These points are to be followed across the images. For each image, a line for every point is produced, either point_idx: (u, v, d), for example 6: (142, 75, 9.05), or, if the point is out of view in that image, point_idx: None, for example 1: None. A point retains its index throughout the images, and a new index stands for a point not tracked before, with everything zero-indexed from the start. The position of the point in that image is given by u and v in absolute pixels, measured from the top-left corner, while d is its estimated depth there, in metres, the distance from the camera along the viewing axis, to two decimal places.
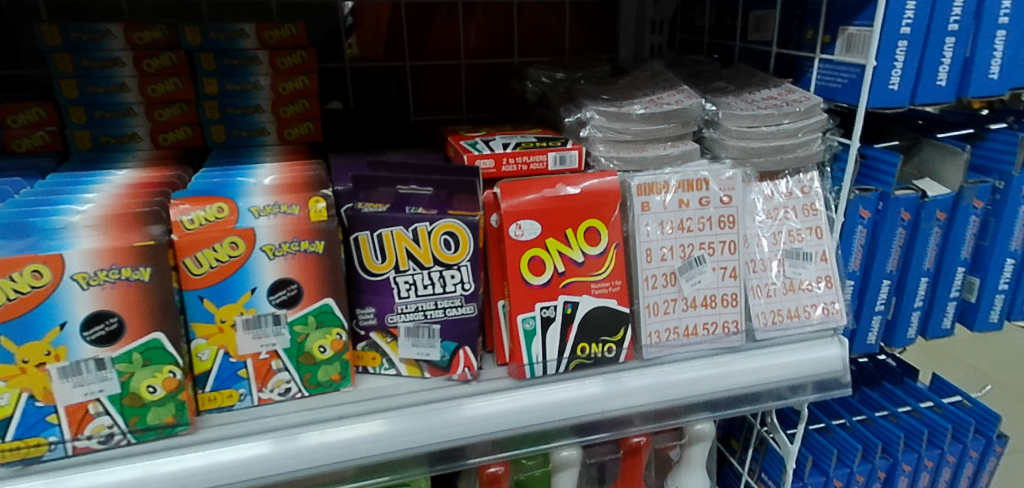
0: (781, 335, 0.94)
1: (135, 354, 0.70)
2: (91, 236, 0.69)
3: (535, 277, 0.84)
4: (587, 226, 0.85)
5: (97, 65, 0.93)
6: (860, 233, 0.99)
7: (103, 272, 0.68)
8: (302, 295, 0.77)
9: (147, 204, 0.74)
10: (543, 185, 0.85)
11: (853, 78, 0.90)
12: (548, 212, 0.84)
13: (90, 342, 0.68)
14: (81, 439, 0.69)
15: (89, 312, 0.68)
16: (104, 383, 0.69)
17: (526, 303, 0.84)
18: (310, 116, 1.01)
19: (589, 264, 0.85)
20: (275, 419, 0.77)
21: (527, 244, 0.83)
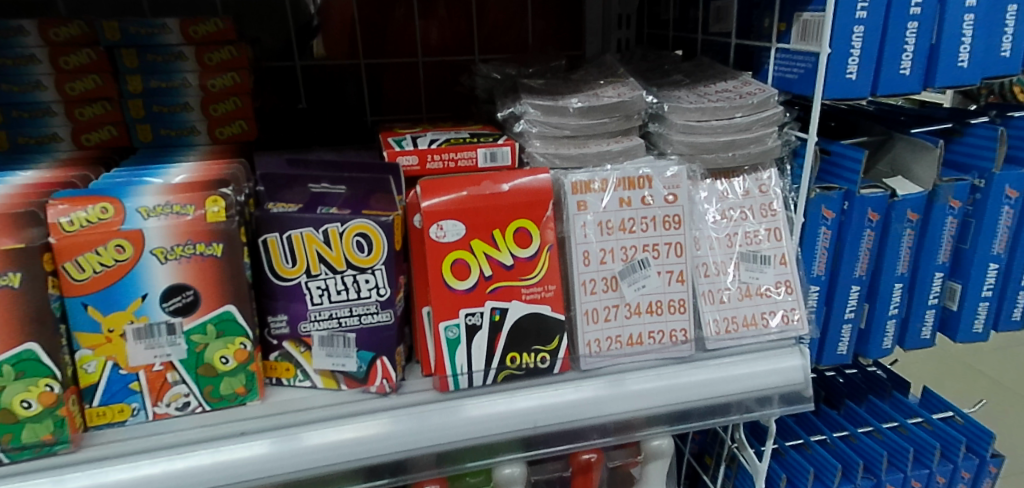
0: (736, 345, 0.86)
1: (6, 367, 0.65)
2: None
3: (460, 282, 0.77)
4: (516, 226, 0.78)
5: (10, 62, 0.82)
6: (824, 235, 0.92)
7: None
8: (199, 303, 0.70)
9: (28, 204, 0.68)
10: (468, 183, 0.77)
11: (808, 68, 0.84)
12: (472, 212, 0.76)
13: None
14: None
15: None
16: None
17: (450, 310, 0.77)
18: (244, 115, 0.89)
19: (519, 268, 0.78)
20: (170, 437, 0.71)
21: (449, 246, 0.76)
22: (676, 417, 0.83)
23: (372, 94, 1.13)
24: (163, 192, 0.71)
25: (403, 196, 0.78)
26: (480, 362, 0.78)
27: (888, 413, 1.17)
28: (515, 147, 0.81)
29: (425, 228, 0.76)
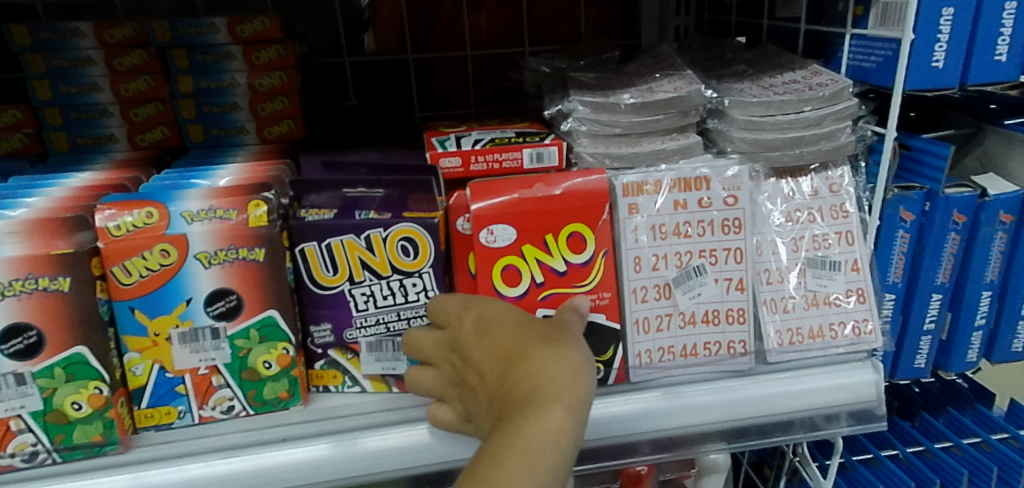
0: (799, 358, 0.80)
1: (57, 369, 0.60)
2: (13, 243, 0.59)
3: (510, 288, 0.74)
4: (570, 232, 0.74)
5: (69, 64, 0.81)
6: (901, 238, 0.85)
7: (18, 282, 0.59)
8: (242, 308, 0.64)
9: (78, 208, 0.62)
10: (520, 186, 0.74)
11: (888, 56, 0.76)
12: (523, 217, 0.73)
13: (8, 356, 0.59)
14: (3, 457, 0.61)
15: (7, 323, 0.59)
16: (25, 398, 0.60)
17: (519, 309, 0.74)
18: (292, 114, 0.86)
19: (571, 275, 0.75)
20: (214, 441, 0.65)
21: (499, 252, 0.73)
22: (735, 435, 0.79)
23: (420, 89, 1.11)
24: (209, 195, 0.64)
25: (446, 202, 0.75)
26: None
27: (970, 428, 1.08)
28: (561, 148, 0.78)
29: (473, 234, 0.73)
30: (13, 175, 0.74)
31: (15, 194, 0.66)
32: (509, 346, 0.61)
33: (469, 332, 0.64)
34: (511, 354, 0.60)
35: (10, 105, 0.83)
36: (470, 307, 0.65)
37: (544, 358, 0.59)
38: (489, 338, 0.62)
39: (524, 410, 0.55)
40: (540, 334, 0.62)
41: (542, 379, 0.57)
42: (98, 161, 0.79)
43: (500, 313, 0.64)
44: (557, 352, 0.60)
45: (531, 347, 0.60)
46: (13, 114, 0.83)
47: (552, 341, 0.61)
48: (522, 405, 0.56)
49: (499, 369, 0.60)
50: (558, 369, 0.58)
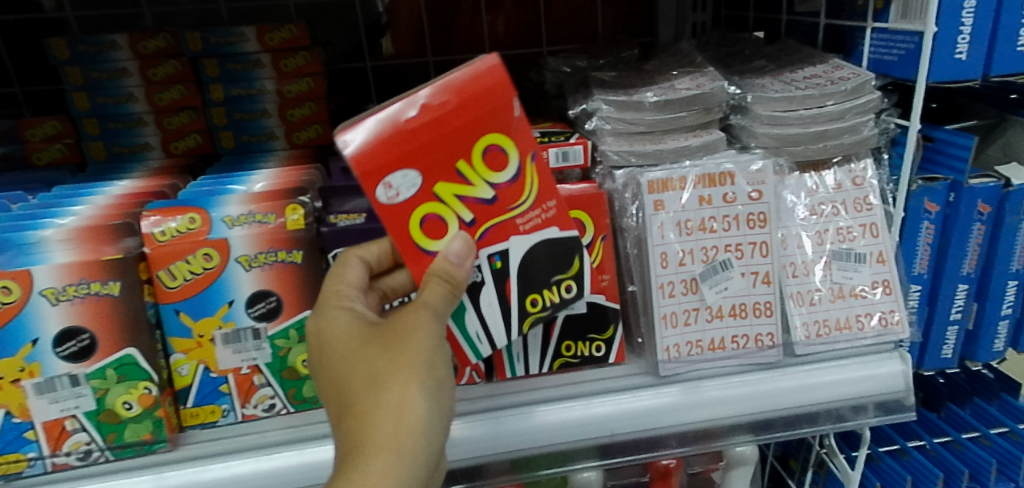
0: (828, 350, 0.81)
1: (109, 370, 0.60)
2: (65, 251, 0.60)
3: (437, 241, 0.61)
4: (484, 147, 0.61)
5: (105, 76, 0.83)
6: (926, 230, 0.86)
7: (72, 287, 0.59)
8: (283, 308, 0.64)
9: (124, 216, 0.64)
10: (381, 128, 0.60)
11: (911, 49, 0.76)
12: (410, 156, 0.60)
13: (63, 358, 0.59)
14: (58, 456, 0.60)
15: (61, 327, 0.59)
16: (79, 399, 0.60)
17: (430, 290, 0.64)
18: (320, 119, 0.87)
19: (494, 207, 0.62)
20: (257, 437, 0.65)
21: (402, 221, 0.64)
22: (761, 427, 0.80)
23: None
24: (248, 200, 0.65)
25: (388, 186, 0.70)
26: (498, 332, 0.66)
27: (996, 418, 1.08)
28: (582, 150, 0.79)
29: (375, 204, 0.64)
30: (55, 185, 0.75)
31: (61, 203, 0.67)
32: (341, 382, 0.57)
33: (314, 349, 0.60)
34: (346, 399, 0.57)
35: (51, 116, 0.85)
36: (319, 314, 0.61)
37: (372, 406, 0.55)
38: (327, 362, 0.58)
39: (345, 470, 0.53)
40: (370, 365, 0.57)
41: (367, 434, 0.54)
42: (135, 169, 0.80)
43: (340, 326, 0.59)
44: (385, 391, 0.55)
45: (359, 393, 0.56)
46: (53, 125, 0.84)
47: (380, 377, 0.56)
48: (343, 466, 0.54)
49: (336, 406, 0.57)
50: (383, 420, 0.54)
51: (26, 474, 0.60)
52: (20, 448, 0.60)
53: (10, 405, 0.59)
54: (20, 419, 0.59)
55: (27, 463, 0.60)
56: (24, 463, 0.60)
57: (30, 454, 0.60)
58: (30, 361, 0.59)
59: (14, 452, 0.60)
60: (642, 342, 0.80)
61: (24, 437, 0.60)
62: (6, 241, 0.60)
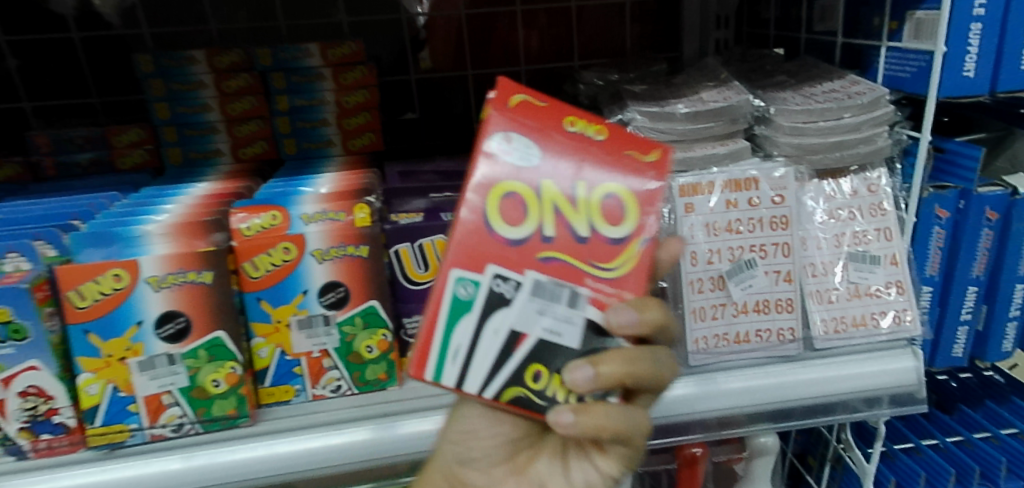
0: (845, 345, 0.87)
1: (201, 351, 0.67)
2: (165, 244, 0.67)
3: (606, 228, 0.58)
4: (503, 191, 0.58)
5: (184, 88, 0.90)
6: (937, 235, 0.92)
7: (172, 275, 0.66)
8: (349, 298, 0.71)
9: (213, 213, 0.71)
10: (552, 104, 0.61)
11: (922, 67, 0.83)
12: (561, 145, 0.59)
13: (164, 338, 0.66)
14: (156, 427, 0.67)
15: (161, 311, 0.66)
16: (175, 376, 0.67)
17: (637, 288, 0.58)
18: (373, 127, 0.94)
19: (529, 245, 0.57)
20: (326, 416, 0.72)
21: (632, 185, 0.59)
22: (781, 416, 0.86)
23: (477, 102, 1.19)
24: (319, 200, 0.72)
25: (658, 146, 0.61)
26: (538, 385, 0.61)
27: (1007, 419, 1.13)
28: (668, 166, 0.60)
29: (632, 160, 0.60)
30: (141, 187, 0.82)
31: (151, 203, 0.74)
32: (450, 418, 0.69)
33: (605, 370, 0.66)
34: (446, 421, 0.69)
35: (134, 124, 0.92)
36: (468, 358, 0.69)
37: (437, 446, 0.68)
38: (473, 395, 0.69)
39: None
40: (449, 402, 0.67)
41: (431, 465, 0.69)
42: (210, 173, 0.87)
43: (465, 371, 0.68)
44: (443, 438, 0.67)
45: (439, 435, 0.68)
46: (137, 132, 0.92)
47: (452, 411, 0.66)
48: None
49: None
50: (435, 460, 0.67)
51: (129, 442, 0.68)
52: (124, 419, 0.67)
53: (118, 380, 0.66)
54: (125, 393, 0.66)
55: (131, 432, 0.67)
56: (127, 433, 0.67)
57: (131, 425, 0.67)
58: (136, 340, 0.66)
59: (119, 423, 0.67)
60: None
61: (128, 409, 0.67)
62: (113, 234, 0.66)
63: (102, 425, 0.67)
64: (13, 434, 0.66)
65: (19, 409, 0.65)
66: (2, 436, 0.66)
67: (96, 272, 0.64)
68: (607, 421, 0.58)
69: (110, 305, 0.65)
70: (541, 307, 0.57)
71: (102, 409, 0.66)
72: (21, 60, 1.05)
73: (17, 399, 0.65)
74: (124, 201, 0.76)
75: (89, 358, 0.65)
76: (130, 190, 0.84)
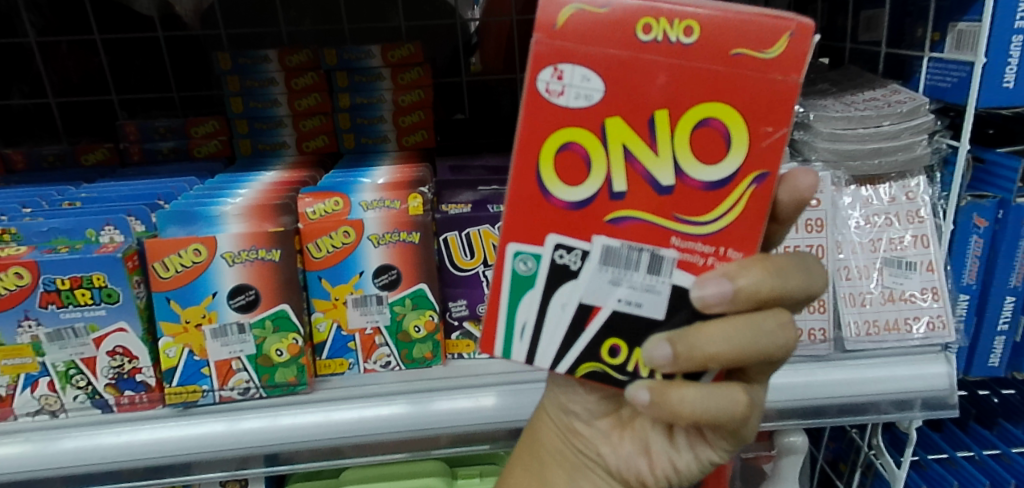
0: (876, 347, 0.89)
1: (267, 321, 0.74)
2: (239, 224, 0.74)
3: (701, 169, 0.54)
4: (562, 143, 0.54)
5: (258, 84, 0.97)
6: (975, 243, 0.93)
7: (245, 252, 0.73)
8: (400, 280, 0.76)
9: (283, 197, 0.78)
10: (617, 9, 0.52)
11: (962, 77, 0.84)
12: (633, 76, 0.52)
13: (235, 309, 0.73)
14: (225, 389, 0.74)
15: (234, 284, 0.73)
16: (244, 343, 0.74)
17: (747, 241, 0.54)
18: (426, 125, 1.00)
19: (597, 206, 0.54)
20: (376, 388, 0.77)
21: (735, 104, 0.52)
22: (813, 412, 0.87)
23: None
24: (377, 189, 0.79)
25: (787, 28, 0.51)
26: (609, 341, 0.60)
27: None
28: (797, 60, 0.51)
29: (743, 62, 0.52)
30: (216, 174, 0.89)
31: (226, 187, 0.82)
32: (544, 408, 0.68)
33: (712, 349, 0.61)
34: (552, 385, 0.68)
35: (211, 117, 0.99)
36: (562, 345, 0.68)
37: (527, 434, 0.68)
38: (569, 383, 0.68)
39: None
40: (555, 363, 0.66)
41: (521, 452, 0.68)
42: (277, 163, 0.94)
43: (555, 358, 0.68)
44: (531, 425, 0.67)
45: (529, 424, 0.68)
46: (212, 124, 0.99)
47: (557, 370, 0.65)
48: None
49: None
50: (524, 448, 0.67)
51: (201, 402, 0.75)
52: (197, 380, 0.74)
53: (194, 345, 0.73)
54: (199, 357, 0.73)
55: (202, 393, 0.74)
56: (199, 393, 0.74)
57: (203, 386, 0.74)
58: (211, 309, 0.73)
59: (192, 384, 0.74)
60: None
61: (201, 371, 0.74)
62: (196, 214, 0.74)
63: (178, 385, 0.74)
64: (101, 389, 0.73)
65: (107, 366, 0.73)
66: (90, 390, 0.73)
67: (179, 246, 0.72)
68: (686, 408, 0.54)
69: (190, 277, 0.72)
70: (615, 277, 0.55)
71: (178, 371, 0.74)
72: (110, 56, 1.14)
73: (106, 357, 0.72)
74: (200, 186, 0.83)
75: (170, 323, 0.73)
76: (205, 177, 0.91)
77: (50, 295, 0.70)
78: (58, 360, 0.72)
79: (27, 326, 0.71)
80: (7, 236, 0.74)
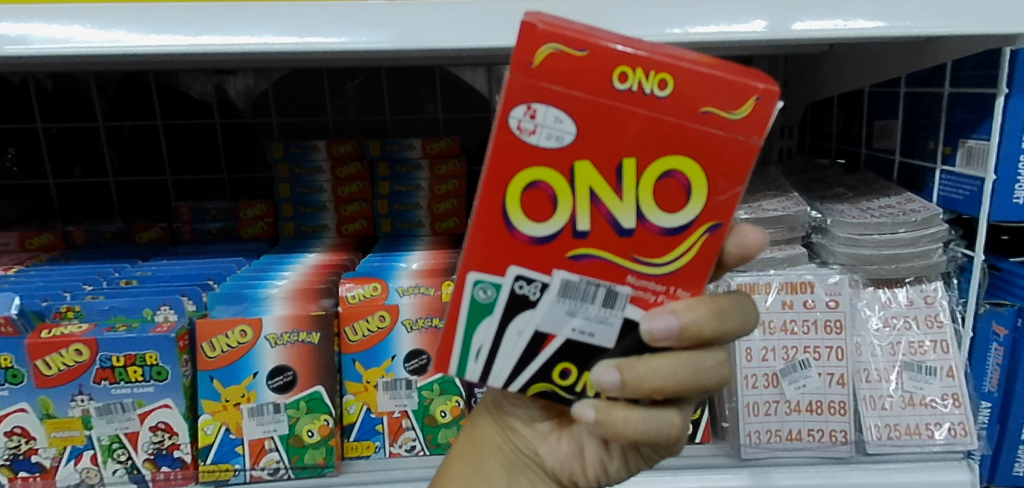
0: (897, 452, 0.89)
1: (302, 402, 0.77)
2: (285, 306, 0.79)
3: (660, 216, 0.53)
4: (526, 181, 0.53)
5: (305, 172, 1.03)
6: (996, 351, 0.93)
7: (287, 334, 0.77)
8: (431, 364, 0.79)
9: (326, 281, 0.82)
10: (596, 50, 0.50)
11: (973, 191, 0.88)
12: (603, 121, 0.51)
13: (273, 389, 0.76)
14: (256, 468, 0.77)
15: (273, 365, 0.77)
16: (278, 423, 0.77)
17: (695, 283, 0.55)
18: (458, 213, 1.04)
19: (559, 243, 0.54)
20: (401, 472, 0.79)
21: (697, 159, 0.52)
22: None
23: None
24: (414, 275, 0.83)
25: (756, 91, 0.51)
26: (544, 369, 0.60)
27: None
28: (766, 117, 0.51)
29: (710, 120, 0.51)
30: (263, 255, 0.94)
31: (273, 269, 0.87)
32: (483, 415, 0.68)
33: None
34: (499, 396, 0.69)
35: (259, 200, 1.04)
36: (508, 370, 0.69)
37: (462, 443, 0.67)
38: None
39: None
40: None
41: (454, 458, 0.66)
42: (318, 246, 0.99)
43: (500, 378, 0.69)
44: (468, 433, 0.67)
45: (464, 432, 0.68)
46: (260, 207, 1.04)
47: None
48: None
49: None
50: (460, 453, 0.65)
51: (232, 480, 0.77)
52: (231, 459, 0.77)
53: (230, 423, 0.76)
54: (235, 435, 0.76)
55: (234, 472, 0.77)
56: (231, 472, 0.76)
57: (236, 465, 0.77)
58: (250, 389, 0.76)
59: (225, 462, 0.76)
60: (726, 426, 0.91)
61: (235, 450, 0.76)
62: (243, 295, 0.78)
63: (211, 463, 0.76)
64: (139, 464, 0.76)
65: (148, 441, 0.75)
66: (129, 465, 0.75)
67: (227, 327, 0.76)
68: (629, 428, 0.56)
69: (232, 358, 0.76)
70: (571, 308, 0.55)
71: (213, 449, 0.76)
72: (168, 139, 1.22)
73: (148, 433, 0.75)
74: (248, 266, 0.88)
75: (210, 401, 0.76)
76: (251, 257, 0.96)
77: (104, 371, 0.73)
78: (103, 434, 0.75)
79: (79, 400, 0.74)
80: (71, 313, 0.78)
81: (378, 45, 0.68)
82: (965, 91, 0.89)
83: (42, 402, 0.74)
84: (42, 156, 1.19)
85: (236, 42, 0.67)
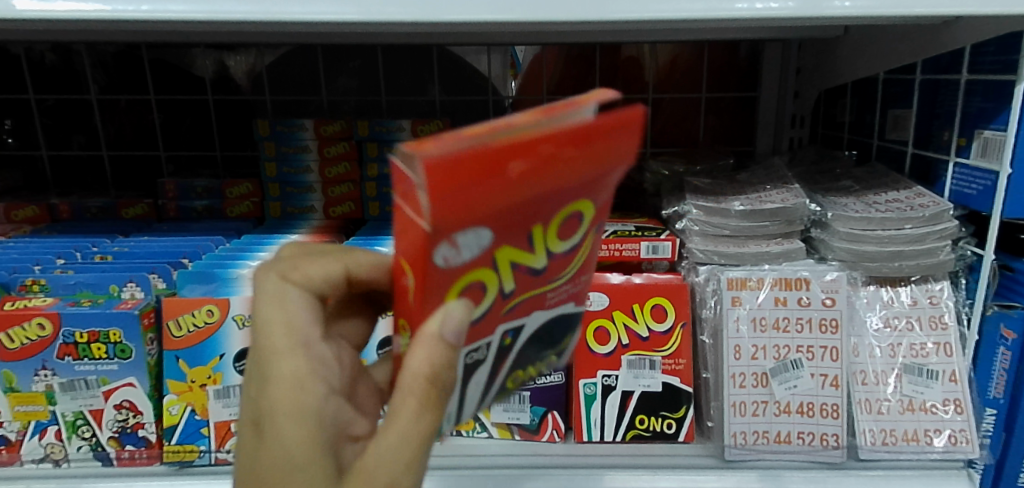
0: (891, 459, 0.85)
1: None
2: (255, 287, 0.76)
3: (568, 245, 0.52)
4: (464, 284, 0.49)
5: (292, 150, 1.01)
6: (1003, 356, 0.86)
7: (256, 315, 0.75)
8: None
9: None
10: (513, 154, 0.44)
11: (988, 186, 0.83)
12: (523, 206, 0.47)
13: (240, 371, 0.75)
14: (221, 451, 0.75)
15: (241, 347, 0.75)
16: None
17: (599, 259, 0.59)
18: None
19: (495, 318, 0.52)
20: None
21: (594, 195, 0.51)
22: None
23: None
24: None
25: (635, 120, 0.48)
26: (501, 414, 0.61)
27: None
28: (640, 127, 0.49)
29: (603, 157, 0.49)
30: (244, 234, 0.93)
31: (249, 249, 0.85)
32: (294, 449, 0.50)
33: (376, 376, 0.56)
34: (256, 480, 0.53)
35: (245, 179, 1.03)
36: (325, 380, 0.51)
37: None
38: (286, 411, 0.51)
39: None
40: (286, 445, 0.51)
41: None
42: (302, 227, 0.97)
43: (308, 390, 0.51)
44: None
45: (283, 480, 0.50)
46: (246, 186, 1.02)
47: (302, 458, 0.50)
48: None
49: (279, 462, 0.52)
50: None
51: (197, 462, 0.76)
52: (196, 440, 0.75)
53: (196, 404, 0.75)
54: (200, 416, 0.75)
55: (199, 453, 0.75)
56: (196, 453, 0.75)
57: (201, 446, 0.75)
58: (216, 370, 0.75)
59: (190, 443, 0.75)
60: (710, 425, 0.87)
61: (200, 431, 0.75)
62: (214, 274, 0.77)
63: (176, 443, 0.75)
64: (104, 441, 0.75)
65: (112, 419, 0.74)
66: (94, 442, 0.75)
67: (194, 306, 0.74)
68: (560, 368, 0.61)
69: (200, 338, 0.75)
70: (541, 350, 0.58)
71: (178, 429, 0.75)
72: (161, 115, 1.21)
73: (112, 410, 0.74)
74: (225, 246, 0.86)
75: (176, 381, 0.75)
76: (232, 236, 0.94)
77: (67, 347, 0.72)
78: (67, 410, 0.74)
79: (43, 375, 0.73)
80: (37, 287, 0.78)
81: (347, 17, 0.65)
82: (984, 79, 0.84)
83: (5, 375, 0.73)
84: (36, 128, 1.19)
85: (200, 12, 0.65)
